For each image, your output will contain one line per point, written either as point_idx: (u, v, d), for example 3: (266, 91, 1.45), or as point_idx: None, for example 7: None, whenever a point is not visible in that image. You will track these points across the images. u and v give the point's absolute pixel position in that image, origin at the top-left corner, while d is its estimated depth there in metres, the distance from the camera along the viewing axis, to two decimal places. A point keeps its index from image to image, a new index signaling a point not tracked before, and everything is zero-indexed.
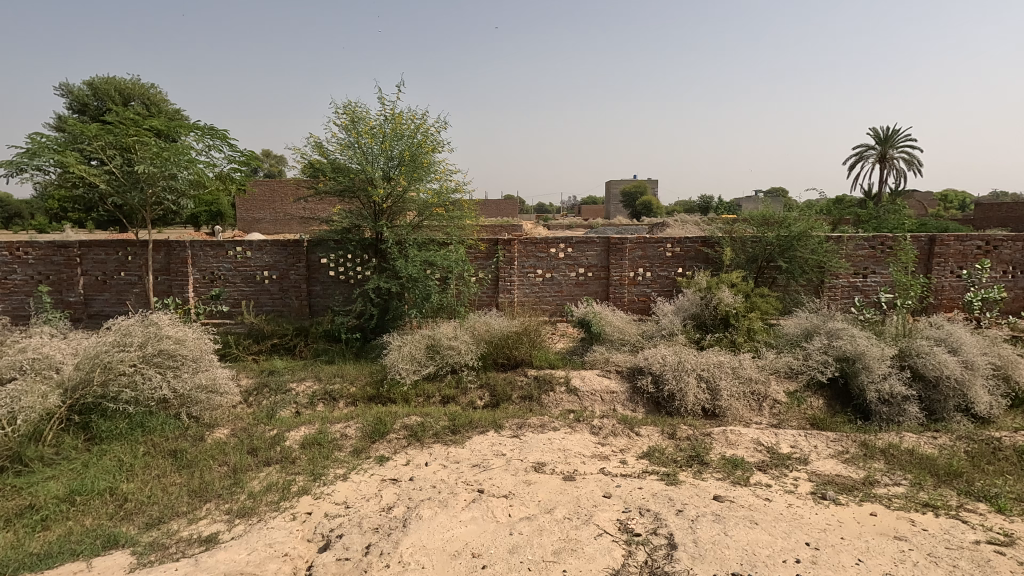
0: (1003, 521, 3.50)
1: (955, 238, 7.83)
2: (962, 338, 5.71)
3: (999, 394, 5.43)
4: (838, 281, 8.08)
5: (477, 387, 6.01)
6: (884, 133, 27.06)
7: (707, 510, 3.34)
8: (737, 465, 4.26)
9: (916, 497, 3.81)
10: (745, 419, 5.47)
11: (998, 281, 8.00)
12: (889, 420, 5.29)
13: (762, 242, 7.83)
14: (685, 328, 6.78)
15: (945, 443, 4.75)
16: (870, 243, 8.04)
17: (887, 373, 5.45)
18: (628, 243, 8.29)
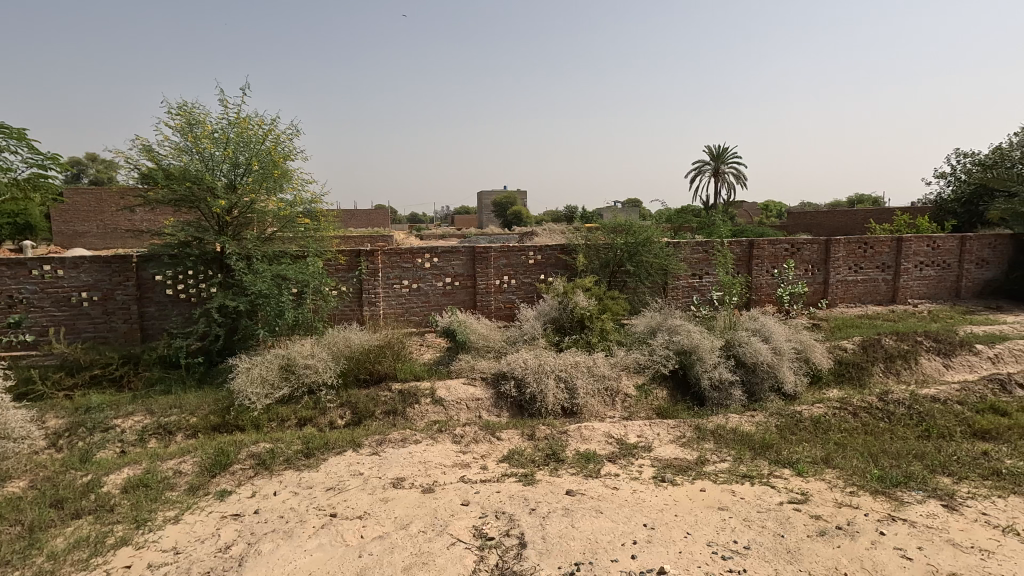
0: (802, 482, 4.11)
1: (768, 242, 9.05)
2: (772, 328, 6.63)
3: (801, 373, 6.36)
4: (678, 283, 8.97)
5: (337, 406, 5.71)
6: (716, 151, 30.63)
7: (558, 506, 3.50)
8: (590, 459, 4.52)
9: (737, 470, 4.33)
10: (599, 414, 5.83)
11: (802, 278, 9.40)
12: (719, 404, 5.97)
13: (612, 249, 8.46)
14: (545, 332, 7.07)
15: (761, 419, 5.47)
16: (703, 248, 9.02)
17: (717, 362, 6.15)
18: (492, 252, 8.47)
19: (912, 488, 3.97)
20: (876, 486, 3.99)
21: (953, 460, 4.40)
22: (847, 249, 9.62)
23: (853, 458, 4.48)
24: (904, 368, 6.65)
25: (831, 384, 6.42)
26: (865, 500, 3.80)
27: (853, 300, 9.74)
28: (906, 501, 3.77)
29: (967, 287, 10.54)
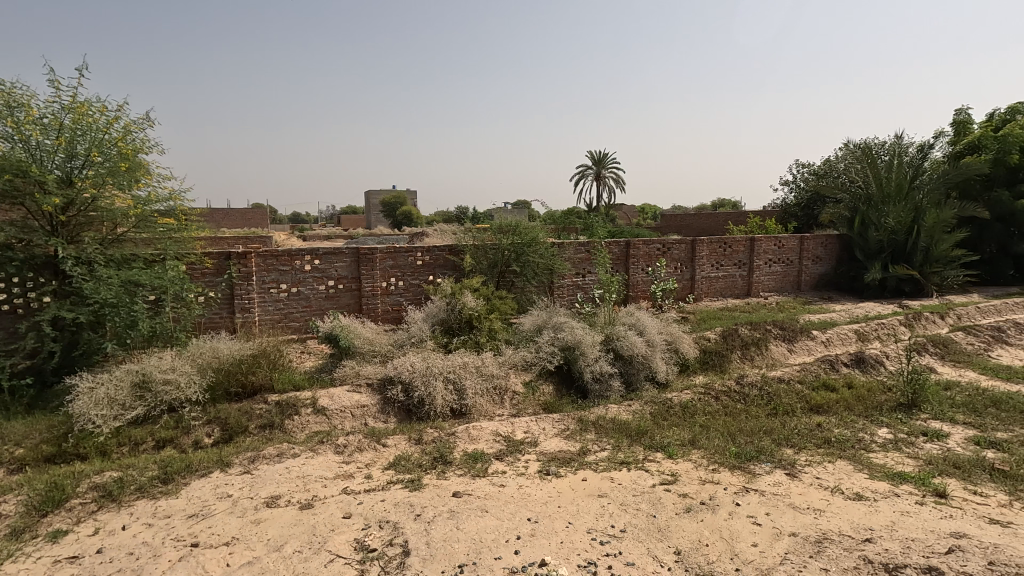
0: (672, 464, 4.44)
1: (643, 242, 9.69)
2: (646, 322, 7.11)
3: (672, 362, 6.89)
4: (563, 282, 9.32)
5: (203, 423, 5.18)
6: (597, 156, 32.22)
7: (444, 509, 3.47)
8: (477, 459, 4.54)
9: (616, 458, 4.58)
10: (488, 413, 5.87)
11: (673, 275, 10.20)
12: (600, 396, 6.28)
13: (500, 249, 8.57)
14: (434, 334, 6.98)
15: (637, 408, 5.84)
16: (586, 248, 9.45)
17: (598, 356, 6.47)
18: (378, 253, 8.20)
19: (763, 461, 4.47)
20: (733, 461, 4.43)
21: (794, 433, 5.02)
22: (710, 249, 10.60)
23: (715, 438, 4.94)
24: (757, 354, 7.46)
25: (697, 371, 7.02)
26: (724, 475, 4.20)
27: (716, 294, 10.77)
28: (757, 473, 4.22)
29: (806, 280, 12.10)
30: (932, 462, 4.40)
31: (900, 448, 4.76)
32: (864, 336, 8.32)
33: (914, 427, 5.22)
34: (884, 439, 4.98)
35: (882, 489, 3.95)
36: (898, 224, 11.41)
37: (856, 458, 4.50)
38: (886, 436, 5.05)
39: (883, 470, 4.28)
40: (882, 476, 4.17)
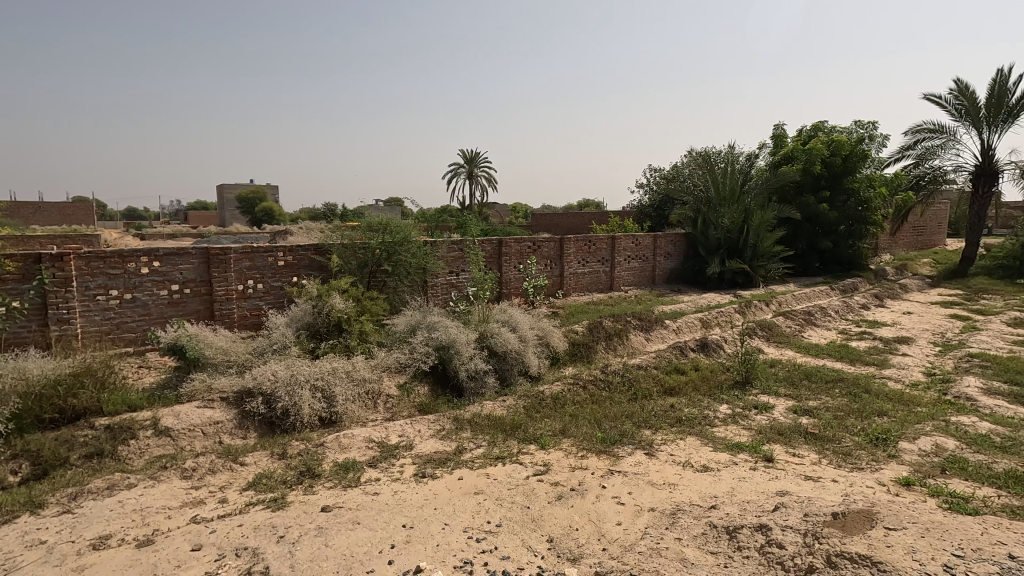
0: (544, 454, 4.60)
1: (514, 240, 9.90)
2: (519, 318, 7.29)
3: (543, 356, 7.15)
4: (437, 281, 9.24)
5: (6, 459, 4.31)
6: (469, 155, 32.36)
7: (311, 526, 3.26)
8: (349, 468, 4.33)
9: (491, 453, 4.63)
10: (361, 419, 5.62)
11: (543, 271, 10.59)
12: (475, 393, 6.31)
13: (369, 249, 8.23)
14: (298, 339, 6.51)
15: (512, 402, 5.97)
16: (459, 247, 9.45)
17: (472, 354, 6.50)
18: (231, 254, 7.46)
19: (625, 444, 4.80)
20: (599, 447, 4.71)
21: (652, 415, 5.47)
22: (576, 246, 11.15)
23: (583, 426, 5.20)
24: (619, 344, 8.01)
25: (567, 363, 7.35)
26: (592, 460, 4.45)
27: (582, 289, 11.38)
28: (620, 456, 4.53)
29: (659, 274, 13.26)
30: (761, 431, 5.05)
31: (736, 421, 5.40)
32: (708, 323, 9.32)
33: (747, 402, 5.96)
34: (725, 414, 5.63)
35: (723, 459, 4.45)
36: (732, 224, 13.01)
37: (703, 434, 5.02)
38: (725, 411, 5.71)
39: (724, 442, 4.82)
40: (723, 447, 4.71)
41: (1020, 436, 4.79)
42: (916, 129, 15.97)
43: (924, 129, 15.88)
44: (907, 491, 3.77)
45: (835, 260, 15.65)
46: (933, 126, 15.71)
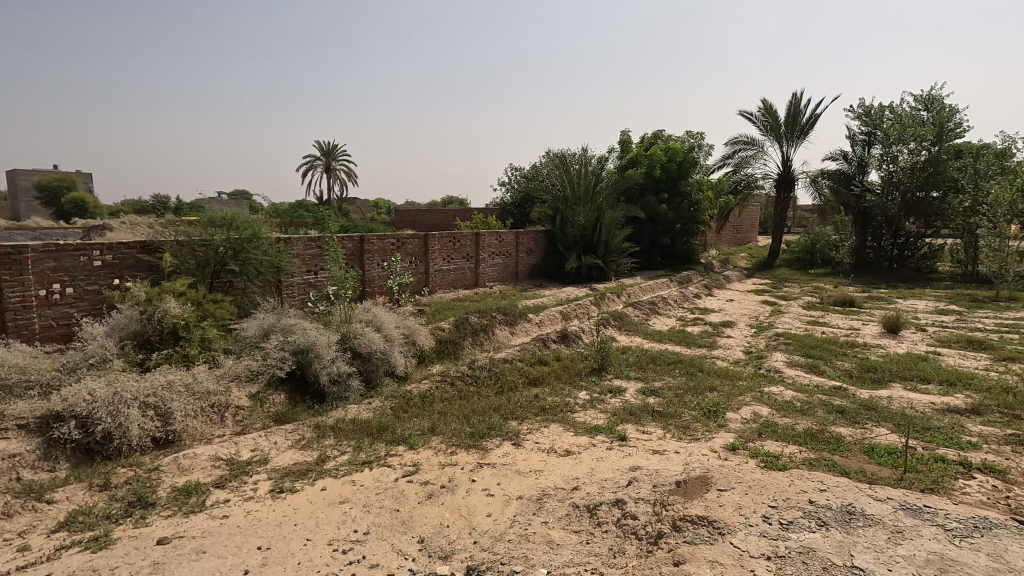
0: (413, 455, 4.52)
1: (377, 237, 9.55)
2: (384, 317, 7.03)
3: (410, 355, 7.00)
4: (292, 280, 8.58)
5: None
6: (326, 147, 30.56)
7: (146, 563, 2.88)
8: (192, 492, 3.86)
9: (357, 459, 4.43)
10: (205, 436, 5.03)
11: (408, 269, 10.38)
12: (338, 398, 5.94)
13: (211, 247, 7.31)
14: (123, 350, 5.63)
15: (377, 405, 5.77)
16: (316, 244, 8.88)
17: (334, 356, 6.12)
18: (29, 252, 6.19)
19: (493, 436, 4.90)
20: (468, 442, 4.75)
21: (518, 407, 5.65)
22: (441, 243, 11.09)
23: (452, 422, 5.20)
24: (485, 339, 8.14)
25: (435, 361, 7.27)
26: (461, 456, 4.47)
27: (448, 286, 11.36)
28: (489, 449, 4.61)
29: (522, 270, 13.72)
30: (616, 413, 5.48)
31: (594, 405, 5.79)
32: (567, 315, 9.87)
33: (603, 387, 6.43)
34: (584, 400, 6.00)
35: (583, 442, 4.75)
36: (586, 222, 13.92)
37: (565, 420, 5.30)
38: (584, 397, 6.09)
39: (584, 426, 5.14)
40: (583, 431, 5.02)
41: (813, 400, 5.78)
42: (734, 141, 18.40)
43: (740, 141, 18.36)
44: (733, 454, 4.35)
45: (674, 255, 17.48)
46: (747, 139, 18.22)
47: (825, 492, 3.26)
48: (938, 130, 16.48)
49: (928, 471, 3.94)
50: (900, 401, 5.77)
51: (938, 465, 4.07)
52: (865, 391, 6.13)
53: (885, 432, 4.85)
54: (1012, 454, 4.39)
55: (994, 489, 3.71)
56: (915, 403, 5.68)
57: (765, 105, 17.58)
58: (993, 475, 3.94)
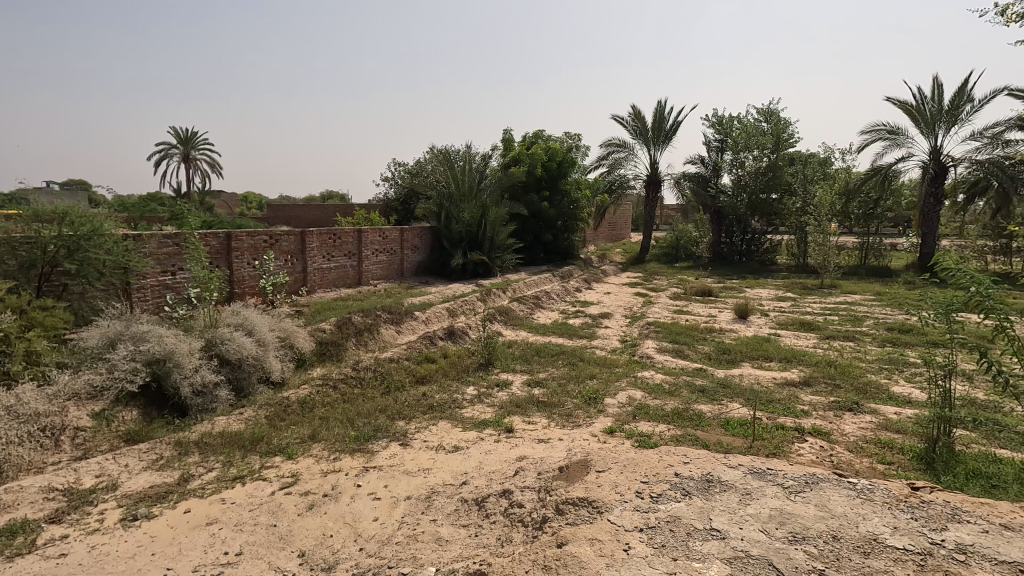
0: (292, 465, 4.25)
1: (246, 233, 8.79)
2: (255, 320, 6.45)
3: (286, 359, 6.53)
4: (145, 281, 7.57)
5: None
6: (183, 133, 27.56)
7: None
8: (18, 531, 3.30)
9: (227, 475, 4.07)
10: (34, 465, 4.25)
11: (283, 267, 9.70)
12: (204, 410, 5.33)
13: (37, 244, 6.21)
14: None
15: (250, 414, 5.33)
16: (174, 241, 7.93)
17: (198, 365, 5.47)
18: None
19: (379, 438, 4.76)
20: (353, 446, 4.57)
21: (405, 406, 5.54)
22: (319, 240, 10.51)
23: (335, 427, 4.97)
24: (370, 339, 7.87)
25: (315, 364, 6.87)
26: (345, 461, 4.29)
27: (329, 285, 10.80)
28: (374, 451, 4.48)
29: (408, 267, 13.43)
30: (503, 406, 5.59)
31: (482, 400, 5.86)
32: (454, 312, 9.86)
33: (490, 381, 6.52)
34: (472, 395, 6.05)
35: (471, 437, 4.78)
36: (471, 218, 14.00)
37: (453, 416, 5.30)
38: (472, 392, 6.14)
39: (472, 421, 5.18)
40: (471, 426, 5.06)
41: (679, 381, 6.35)
42: (609, 143, 19.56)
43: (613, 143, 19.56)
44: (611, 437, 4.64)
45: (556, 251, 18.19)
46: (620, 141, 19.46)
47: (689, 464, 3.60)
48: (775, 140, 19.11)
49: (772, 438, 4.52)
50: (749, 378, 6.55)
51: (779, 432, 4.68)
52: (721, 371, 6.87)
53: (738, 406, 5.47)
54: (834, 417, 5.18)
55: (821, 448, 4.36)
56: (761, 379, 6.48)
57: (635, 111, 18.89)
58: (820, 437, 4.61)
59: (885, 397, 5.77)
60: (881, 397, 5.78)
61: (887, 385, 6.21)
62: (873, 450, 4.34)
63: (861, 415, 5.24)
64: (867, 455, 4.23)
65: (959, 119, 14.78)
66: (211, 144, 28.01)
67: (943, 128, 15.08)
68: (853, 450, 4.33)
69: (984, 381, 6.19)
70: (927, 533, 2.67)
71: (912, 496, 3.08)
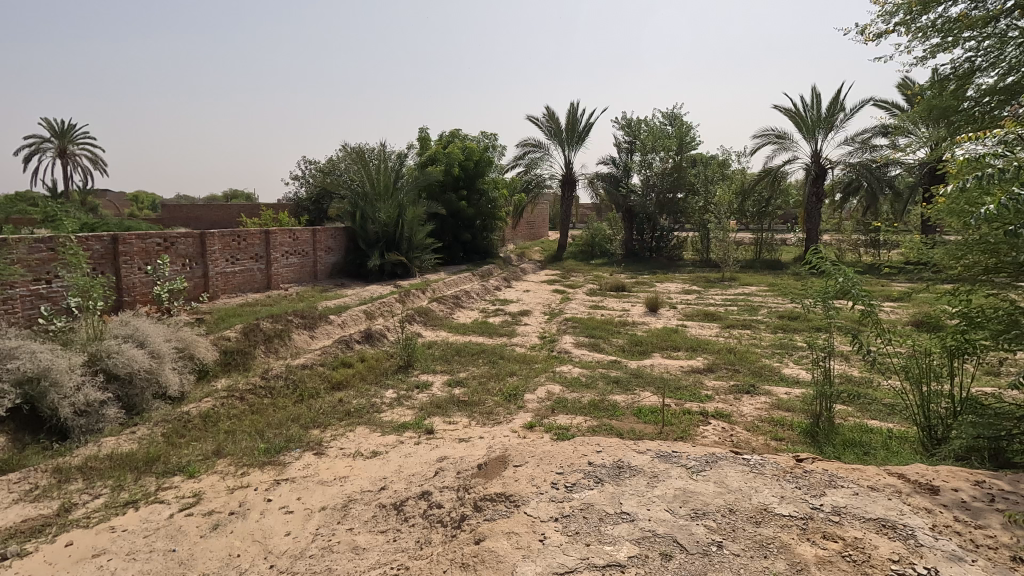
0: (193, 484, 3.96)
1: (136, 236, 8.05)
2: (147, 330, 5.90)
3: (185, 371, 6.04)
4: (13, 291, 6.66)
5: None
6: (60, 126, 24.71)
7: None
8: None
9: (117, 500, 3.71)
10: None
11: (179, 272, 8.96)
12: (87, 432, 4.80)
13: None
14: None
15: (144, 433, 4.89)
16: (48, 245, 7.09)
17: (79, 382, 4.91)
18: None
19: (292, 449, 4.55)
20: (262, 459, 4.33)
21: (319, 414, 5.34)
22: (222, 242, 9.83)
23: (241, 440, 4.69)
24: (281, 345, 7.47)
25: (219, 375, 6.42)
26: (254, 475, 4.06)
27: (234, 290, 10.14)
28: (286, 463, 4.28)
29: (321, 270, 12.88)
30: (423, 408, 5.52)
31: (401, 403, 5.76)
32: (371, 314, 9.61)
33: (410, 384, 6.42)
34: (391, 398, 5.93)
35: (390, 440, 4.69)
36: (388, 218, 13.68)
37: (371, 421, 5.17)
38: (391, 395, 6.02)
39: (391, 425, 5.08)
40: (390, 430, 4.95)
41: (596, 374, 6.59)
42: (525, 143, 19.87)
43: (529, 144, 19.90)
44: (531, 431, 4.73)
45: (475, 250, 18.22)
46: (535, 142, 19.83)
47: (602, 452, 3.75)
48: (679, 142, 20.33)
49: (679, 423, 4.82)
50: (660, 367, 6.93)
51: (686, 416, 4.99)
52: (634, 362, 7.21)
53: (649, 395, 5.76)
54: (734, 400, 5.60)
55: (723, 429, 4.70)
56: (670, 368, 6.87)
57: (548, 112, 19.30)
58: (722, 419, 4.97)
59: (777, 378, 6.33)
60: (774, 378, 6.34)
61: (779, 368, 6.80)
62: (767, 428, 4.74)
63: (757, 397, 5.71)
64: (762, 433, 4.61)
65: (834, 125, 16.43)
66: (94, 137, 25.32)
67: (822, 133, 16.71)
68: (750, 429, 4.70)
69: (858, 360, 6.94)
70: (809, 499, 2.96)
71: (796, 468, 3.39)
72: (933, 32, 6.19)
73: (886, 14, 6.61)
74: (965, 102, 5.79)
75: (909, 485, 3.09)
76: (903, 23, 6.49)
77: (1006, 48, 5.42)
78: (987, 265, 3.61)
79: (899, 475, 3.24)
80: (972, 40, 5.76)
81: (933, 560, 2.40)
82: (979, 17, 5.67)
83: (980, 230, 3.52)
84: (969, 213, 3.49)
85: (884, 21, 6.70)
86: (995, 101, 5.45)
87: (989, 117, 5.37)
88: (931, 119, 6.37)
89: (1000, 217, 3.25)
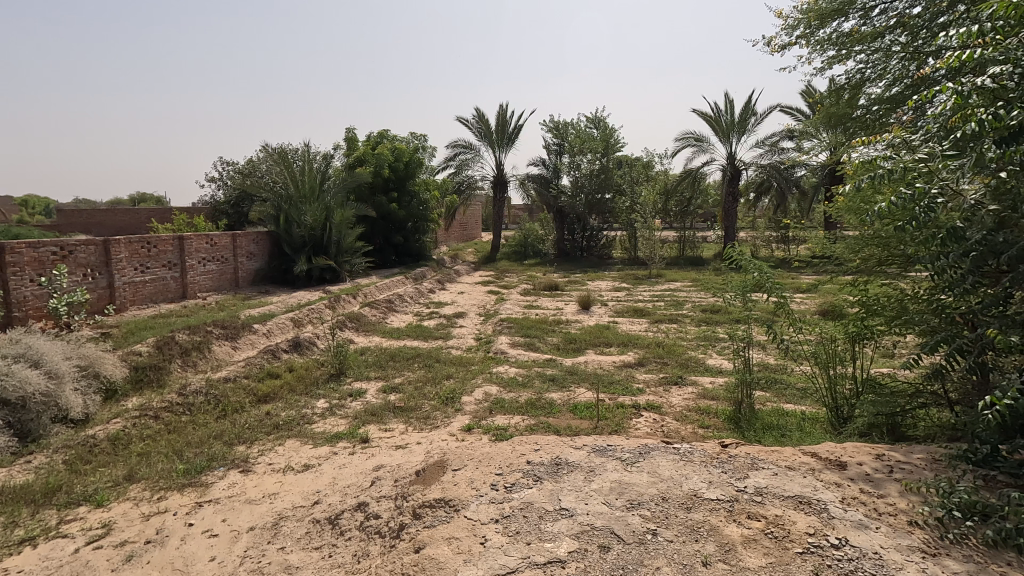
0: (102, 513, 3.63)
1: (26, 245, 7.29)
2: (41, 348, 5.34)
3: (89, 392, 5.53)
4: None
5: None
6: None
7: None
8: None
9: (10, 538, 3.33)
10: None
11: (80, 283, 8.20)
12: None
13: None
14: None
15: (41, 462, 4.43)
16: None
17: None
18: None
19: (215, 468, 4.28)
20: (181, 481, 4.04)
21: (245, 429, 5.04)
22: (129, 249, 9.09)
23: (157, 463, 4.34)
24: (200, 358, 7.00)
25: (129, 394, 5.91)
26: (172, 500, 3.78)
27: (144, 301, 9.39)
28: (209, 483, 4.01)
29: (243, 276, 12.18)
30: (357, 416, 5.36)
31: (334, 412, 5.55)
32: (299, 322, 9.21)
33: (343, 392, 6.21)
34: (322, 408, 5.71)
35: (323, 452, 4.52)
36: (314, 221, 13.16)
37: (301, 433, 4.96)
38: (323, 405, 5.79)
39: (324, 435, 4.90)
40: (323, 441, 4.76)
41: (532, 373, 6.67)
42: (455, 144, 19.75)
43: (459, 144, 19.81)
44: (469, 434, 4.72)
45: (408, 252, 17.78)
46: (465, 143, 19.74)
47: (540, 451, 3.79)
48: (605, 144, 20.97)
49: (613, 416, 4.96)
50: (595, 363, 7.11)
51: (620, 409, 5.16)
52: (569, 360, 7.33)
53: (584, 391, 5.89)
54: (664, 392, 5.84)
55: (655, 420, 4.89)
56: (603, 363, 7.05)
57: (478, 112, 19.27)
58: (653, 410, 5.18)
59: (702, 369, 6.67)
60: (700, 369, 6.68)
61: (704, 359, 7.17)
62: (694, 417, 4.98)
63: (685, 387, 5.99)
64: (691, 422, 4.84)
65: (747, 129, 17.51)
66: None
67: (736, 137, 17.74)
68: (679, 419, 4.93)
69: (773, 349, 7.45)
70: (734, 482, 3.14)
71: (722, 453, 3.58)
72: (829, 44, 6.75)
73: (789, 27, 7.13)
74: (858, 110, 6.37)
75: (821, 462, 3.35)
76: (803, 36, 7.04)
77: (890, 61, 5.98)
78: (879, 257, 3.98)
79: (812, 454, 3.50)
80: (862, 53, 6.34)
81: (843, 530, 2.60)
82: (868, 32, 6.24)
83: (874, 226, 3.87)
84: (863, 210, 3.83)
85: (787, 33, 7.23)
86: (882, 109, 6.02)
87: (878, 124, 5.91)
88: (830, 125, 6.95)
89: (890, 214, 3.58)
